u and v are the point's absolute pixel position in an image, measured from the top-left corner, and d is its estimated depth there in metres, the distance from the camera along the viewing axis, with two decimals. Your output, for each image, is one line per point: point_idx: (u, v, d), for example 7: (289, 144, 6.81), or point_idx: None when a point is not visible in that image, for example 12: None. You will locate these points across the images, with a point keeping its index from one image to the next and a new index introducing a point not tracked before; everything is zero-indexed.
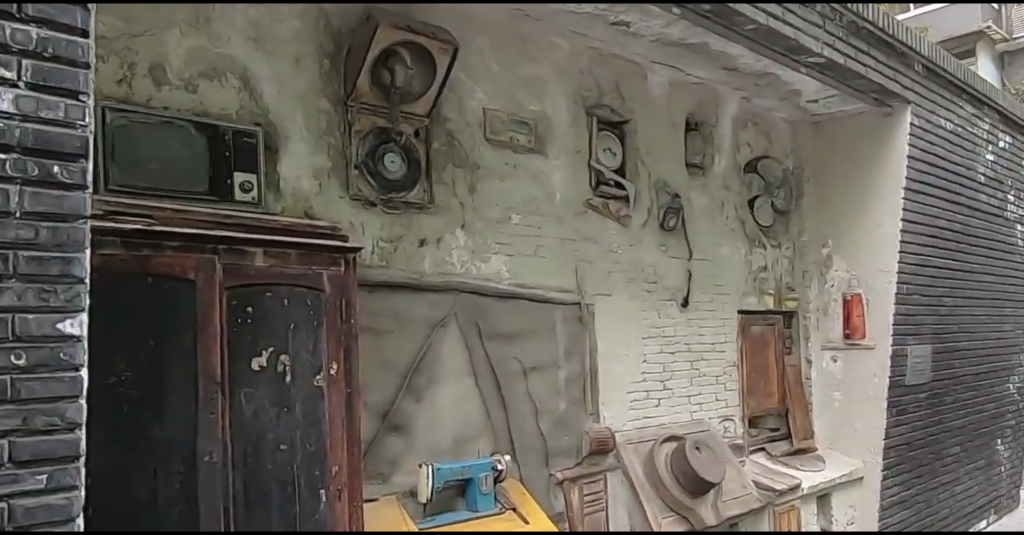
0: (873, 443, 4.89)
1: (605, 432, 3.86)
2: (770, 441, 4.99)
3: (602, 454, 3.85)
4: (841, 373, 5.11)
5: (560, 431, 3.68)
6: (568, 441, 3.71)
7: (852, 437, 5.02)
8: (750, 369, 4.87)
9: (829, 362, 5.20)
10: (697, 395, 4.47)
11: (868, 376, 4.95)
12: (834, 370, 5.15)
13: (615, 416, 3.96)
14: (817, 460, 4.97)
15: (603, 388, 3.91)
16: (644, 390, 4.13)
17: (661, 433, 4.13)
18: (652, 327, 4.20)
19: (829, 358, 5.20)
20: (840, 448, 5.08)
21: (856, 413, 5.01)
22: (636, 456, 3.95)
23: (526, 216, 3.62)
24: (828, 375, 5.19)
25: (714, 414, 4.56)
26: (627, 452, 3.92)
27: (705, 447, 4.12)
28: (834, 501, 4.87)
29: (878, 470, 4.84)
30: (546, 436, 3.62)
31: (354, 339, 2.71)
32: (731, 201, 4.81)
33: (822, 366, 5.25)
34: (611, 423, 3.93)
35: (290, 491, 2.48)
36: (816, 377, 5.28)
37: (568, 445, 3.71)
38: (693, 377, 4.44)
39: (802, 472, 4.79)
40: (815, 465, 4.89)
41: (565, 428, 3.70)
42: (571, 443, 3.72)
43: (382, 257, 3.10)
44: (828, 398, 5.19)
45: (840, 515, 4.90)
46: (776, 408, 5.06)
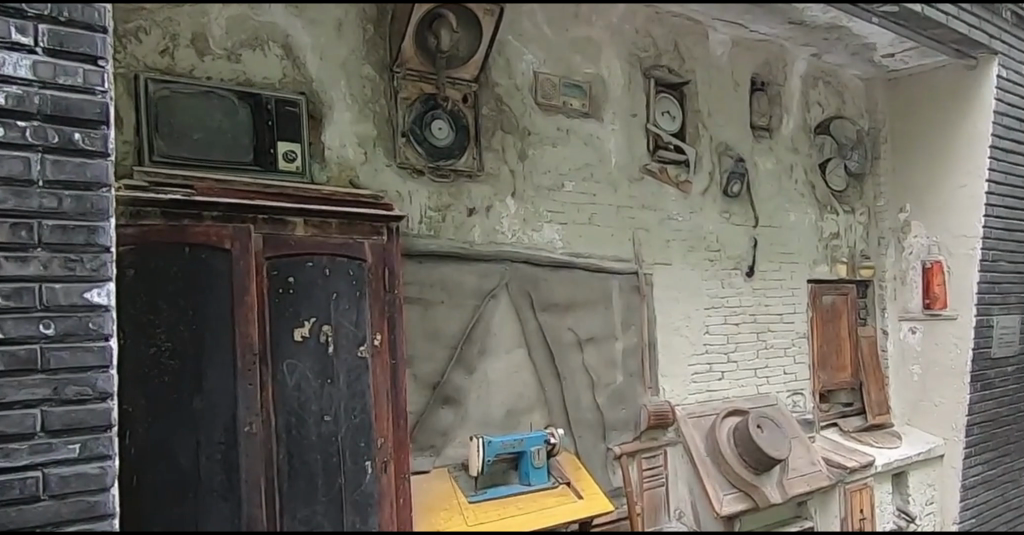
0: (954, 419, 4.65)
1: (666, 406, 3.73)
2: (843, 417, 4.74)
3: (661, 429, 3.74)
4: (920, 346, 4.86)
5: (618, 404, 3.58)
6: (626, 415, 3.61)
7: (932, 412, 4.77)
8: (820, 342, 4.64)
9: (908, 334, 4.94)
10: (763, 368, 4.29)
11: (948, 348, 4.69)
12: (913, 342, 4.90)
13: (676, 390, 3.83)
14: (894, 437, 4.73)
15: (663, 360, 3.79)
16: (707, 363, 3.98)
17: (724, 407, 3.99)
18: (713, 298, 4.03)
19: (908, 328, 4.93)
20: (919, 425, 4.85)
21: (936, 387, 4.75)
22: (698, 430, 3.82)
23: (579, 183, 3.50)
24: (906, 347, 4.94)
25: (782, 388, 4.38)
26: (688, 428, 3.79)
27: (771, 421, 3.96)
28: (911, 481, 4.60)
29: (960, 448, 4.62)
30: (603, 409, 3.53)
31: (398, 310, 2.66)
32: (800, 164, 4.59)
33: (900, 338, 4.99)
34: (671, 398, 3.80)
35: (335, 462, 2.46)
36: (894, 350, 5.02)
37: (626, 418, 3.61)
38: (759, 349, 4.27)
39: (876, 449, 4.57)
40: (891, 442, 4.67)
41: (623, 401, 3.60)
42: (629, 417, 3.62)
43: (431, 227, 3.02)
44: (906, 372, 4.95)
45: (919, 495, 4.63)
46: (851, 383, 4.79)
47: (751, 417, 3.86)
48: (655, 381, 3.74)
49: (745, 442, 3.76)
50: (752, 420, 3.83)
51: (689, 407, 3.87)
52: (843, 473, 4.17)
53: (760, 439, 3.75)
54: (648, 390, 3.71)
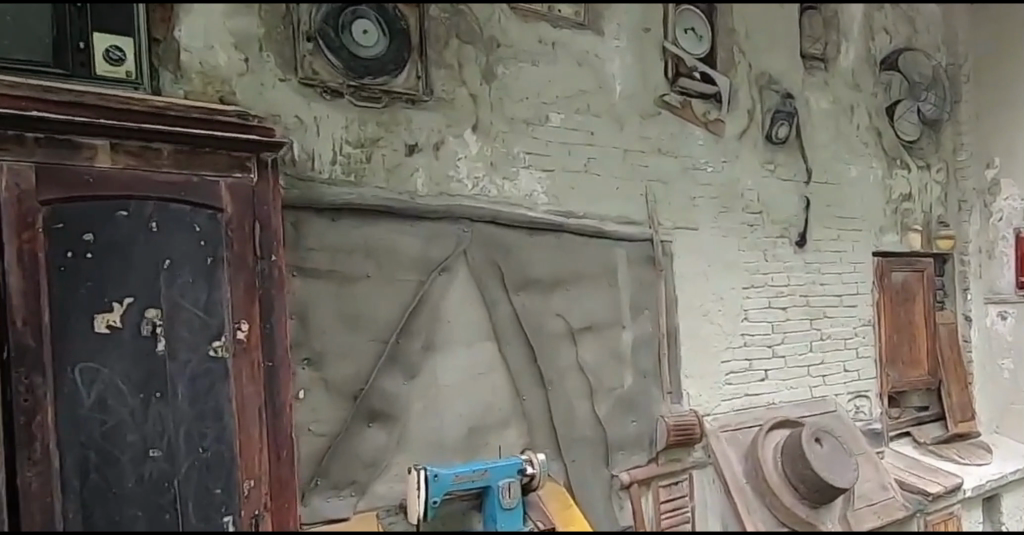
0: None
1: (691, 416, 2.81)
2: (918, 425, 3.80)
3: (685, 447, 2.81)
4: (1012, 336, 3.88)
5: (626, 416, 2.67)
6: (636, 430, 2.69)
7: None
8: (889, 331, 3.69)
9: (997, 321, 3.96)
10: (817, 364, 3.36)
11: None
12: (1004, 331, 3.92)
13: (704, 396, 2.91)
14: (983, 450, 3.74)
15: (686, 357, 2.86)
16: (744, 359, 3.05)
17: (767, 417, 3.05)
18: (753, 275, 3.10)
19: (1001, 312, 3.94)
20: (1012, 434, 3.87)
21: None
22: (733, 447, 2.89)
23: (570, 117, 2.59)
24: (994, 337, 3.96)
25: (841, 390, 3.44)
26: (719, 444, 2.87)
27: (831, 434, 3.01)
28: (1006, 505, 3.62)
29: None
30: (606, 423, 2.61)
31: (277, 285, 1.77)
32: (863, 105, 3.65)
33: (986, 325, 4.00)
34: (698, 406, 2.88)
35: (169, 520, 1.58)
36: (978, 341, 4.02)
37: (637, 434, 2.69)
38: (811, 341, 3.34)
39: (961, 465, 3.60)
40: (981, 456, 3.68)
41: (632, 411, 2.69)
42: (640, 432, 2.70)
43: (350, 170, 2.12)
44: (994, 368, 3.96)
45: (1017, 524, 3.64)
46: (928, 383, 3.81)
47: (804, 429, 2.92)
48: (677, 382, 2.82)
49: (796, 463, 2.82)
50: (807, 433, 2.88)
51: (721, 417, 2.95)
52: (925, 499, 3.22)
53: (819, 458, 2.81)
54: (667, 396, 2.79)
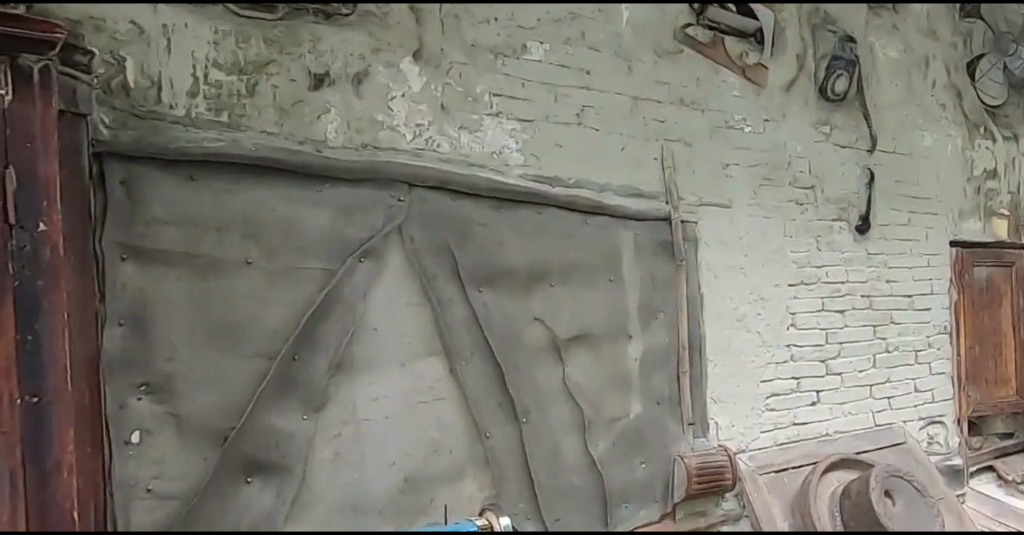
0: None
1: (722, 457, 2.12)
2: (1002, 458, 3.14)
3: (714, 497, 2.12)
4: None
5: (633, 456, 1.99)
6: (645, 475, 2.00)
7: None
8: (969, 341, 2.98)
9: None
10: (881, 383, 2.67)
11: None
12: None
13: (741, 428, 2.27)
14: None
15: (712, 375, 2.21)
16: (783, 375, 2.39)
17: (817, 455, 2.40)
18: (802, 269, 2.43)
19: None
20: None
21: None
22: (778, 494, 2.22)
23: (558, 48, 1.90)
24: None
25: (911, 415, 2.76)
26: (762, 490, 2.19)
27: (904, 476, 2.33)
28: None
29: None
30: (606, 468, 1.92)
31: (51, 272, 1.25)
32: (937, 59, 2.94)
33: None
34: (730, 441, 2.24)
35: None
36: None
37: (649, 480, 2.01)
38: (874, 354, 2.66)
39: None
40: None
41: (643, 449, 2.01)
42: (651, 478, 2.01)
43: (222, 106, 1.44)
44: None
45: None
46: (1016, 405, 3.11)
47: (873, 472, 2.23)
48: (699, 411, 2.16)
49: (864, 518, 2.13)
50: (879, 477, 2.20)
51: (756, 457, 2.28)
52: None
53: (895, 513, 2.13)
54: (686, 428, 2.11)
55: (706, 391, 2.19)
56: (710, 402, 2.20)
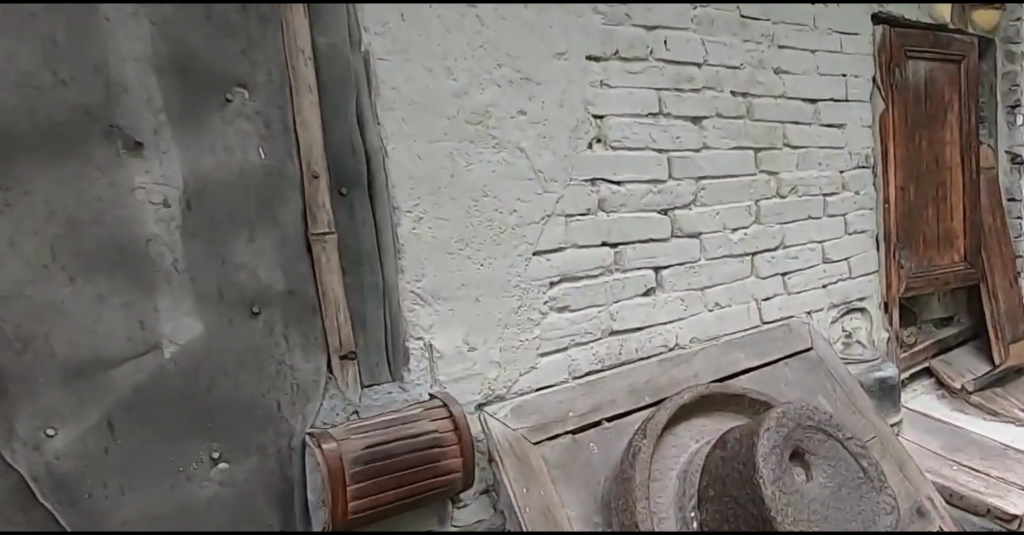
0: None
1: (427, 432, 0.98)
2: (943, 358, 2.16)
3: (429, 493, 0.99)
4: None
5: (183, 441, 0.89)
6: (225, 490, 0.90)
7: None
8: (902, 181, 1.88)
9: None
10: (771, 251, 1.56)
11: None
12: None
13: (497, 354, 1.12)
14: None
15: (413, 242, 1.00)
16: (579, 239, 1.20)
17: (662, 391, 1.28)
18: (615, 29, 1.22)
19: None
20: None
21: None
22: (579, 499, 1.10)
23: None
24: None
25: (819, 302, 1.69)
26: (542, 496, 1.08)
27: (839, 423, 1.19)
28: None
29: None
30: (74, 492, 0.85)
31: None
32: None
33: None
34: (471, 381, 1.09)
35: None
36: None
37: (235, 496, 0.90)
38: (753, 198, 1.49)
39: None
40: None
41: (213, 426, 0.90)
42: (251, 494, 0.91)
43: None
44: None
45: None
46: (964, 278, 2.08)
47: (762, 433, 1.06)
48: (378, 327, 1.01)
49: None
50: (767, 450, 1.04)
51: (532, 412, 1.15)
52: (986, 518, 1.59)
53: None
54: (344, 367, 0.99)
55: (400, 276, 1.00)
56: (408, 304, 1.01)
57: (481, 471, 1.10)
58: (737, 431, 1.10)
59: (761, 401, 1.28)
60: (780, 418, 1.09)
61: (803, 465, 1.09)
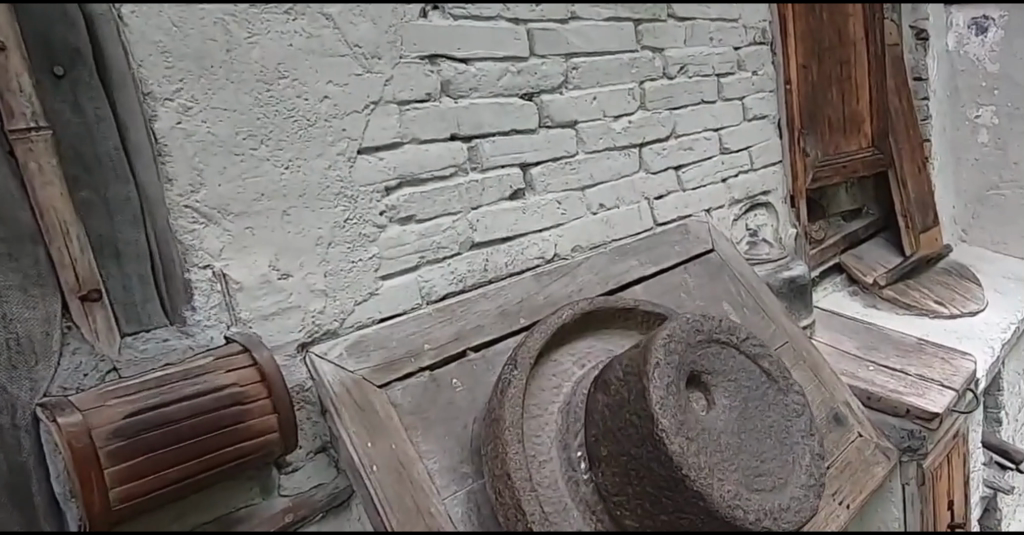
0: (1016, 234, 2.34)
1: (216, 385, 0.75)
2: (854, 252, 2.04)
3: (235, 460, 0.76)
4: (1001, 64, 2.20)
5: None
6: None
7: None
8: (803, 58, 1.71)
9: (972, 38, 2.27)
10: (661, 142, 1.37)
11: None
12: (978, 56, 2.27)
13: (327, 281, 0.89)
14: (963, 286, 2.06)
15: (180, 140, 0.77)
16: (421, 134, 0.98)
17: (540, 313, 1.08)
18: None
19: (996, 13, 2.19)
20: (1000, 244, 2.39)
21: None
22: (440, 450, 0.89)
23: None
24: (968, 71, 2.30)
25: (720, 198, 1.52)
26: (392, 450, 0.86)
27: (723, 320, 0.98)
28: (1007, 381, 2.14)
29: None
30: None
31: None
32: None
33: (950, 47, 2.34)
34: (292, 316, 0.87)
35: None
36: (953, 74, 2.34)
37: None
38: (635, 79, 1.30)
39: (940, 322, 1.88)
40: (971, 304, 1.98)
41: None
42: None
43: None
44: (975, 138, 2.32)
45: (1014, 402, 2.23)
46: (873, 164, 1.94)
47: (653, 376, 0.84)
48: (137, 258, 0.85)
49: (662, 515, 0.84)
50: (661, 392, 0.84)
51: (378, 348, 0.92)
52: (906, 419, 1.50)
53: (722, 498, 0.83)
54: (88, 314, 0.82)
55: (166, 186, 0.77)
56: (184, 223, 0.78)
57: (311, 426, 0.88)
58: (619, 369, 0.89)
59: (655, 313, 1.09)
60: (665, 345, 0.88)
61: (702, 392, 0.91)
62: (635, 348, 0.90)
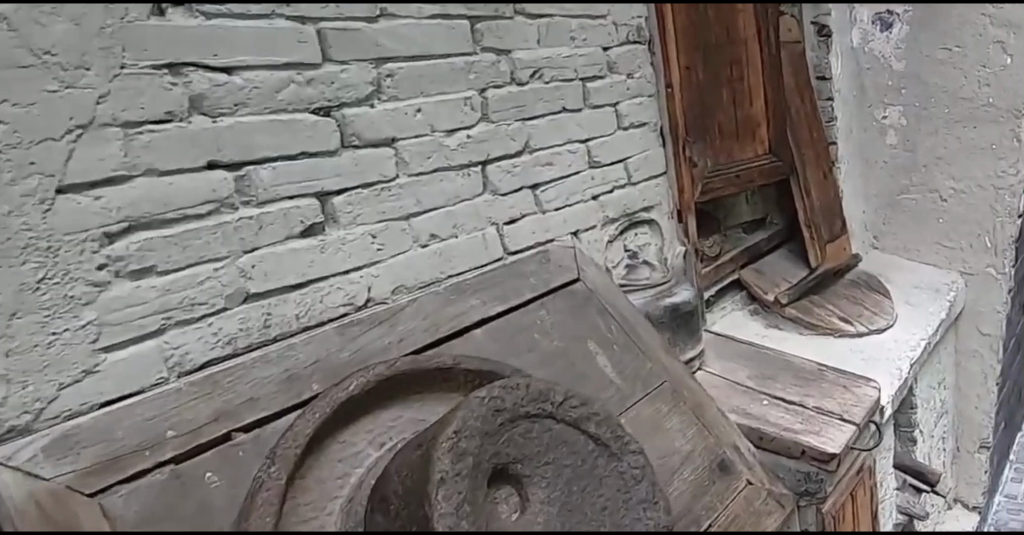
0: (928, 234, 2.28)
1: None
2: (756, 265, 1.89)
3: None
4: (908, 61, 2.14)
5: None
6: None
7: (938, 222, 2.25)
8: (688, 61, 1.56)
9: (877, 35, 2.17)
10: (510, 159, 1.19)
11: (948, 79, 2.09)
12: (883, 54, 2.17)
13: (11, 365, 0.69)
14: (868, 302, 1.94)
15: None
16: (160, 163, 0.78)
17: (338, 375, 0.88)
18: None
19: (900, 8, 2.11)
20: (909, 251, 2.33)
21: (958, 158, 2.15)
22: None
23: None
24: (878, 69, 2.19)
25: (590, 217, 1.35)
26: None
27: (532, 385, 0.79)
28: (919, 399, 2.02)
29: (1003, 291, 2.21)
30: None
31: None
32: None
33: (857, 46, 2.21)
34: None
35: None
36: (859, 73, 2.23)
37: None
38: (472, 86, 1.11)
39: (843, 344, 1.74)
40: (875, 324, 1.85)
41: None
42: None
43: None
44: (883, 139, 2.26)
45: (927, 417, 2.12)
46: (772, 174, 1.80)
47: (436, 502, 0.64)
48: None
49: None
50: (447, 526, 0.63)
51: (93, 443, 0.72)
52: (802, 462, 1.34)
53: None
54: None
55: None
56: None
57: None
58: (396, 485, 0.69)
59: (482, 372, 0.90)
60: (452, 449, 0.68)
61: (512, 486, 0.71)
62: (416, 450, 0.70)
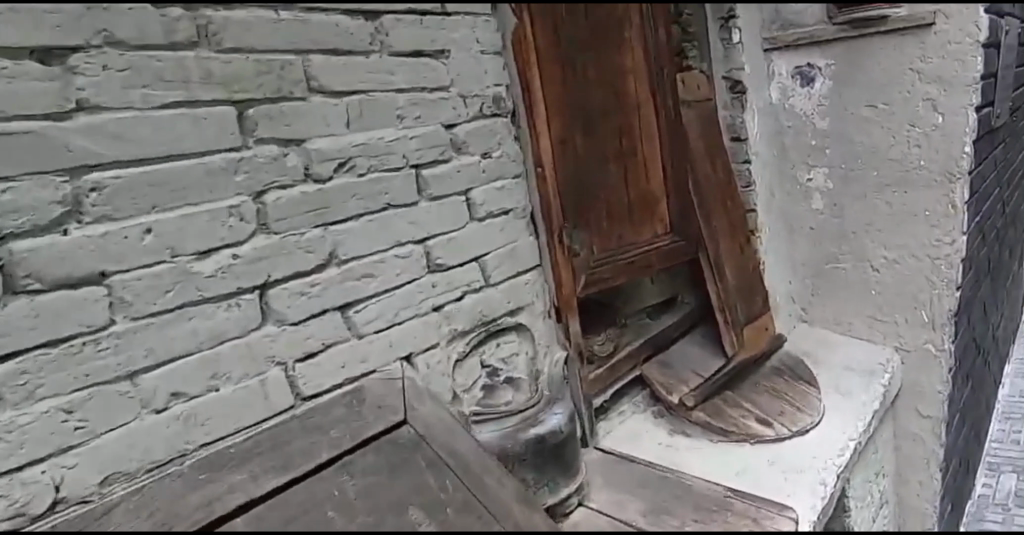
0: (861, 308, 2.05)
1: None
2: (661, 359, 1.66)
3: None
4: (832, 118, 1.93)
5: None
6: None
7: (871, 293, 2.02)
8: (565, 135, 1.33)
9: (798, 89, 1.96)
10: (304, 280, 0.93)
11: (877, 140, 1.88)
12: (806, 110, 1.97)
13: None
14: (792, 395, 1.69)
15: None
16: None
17: None
18: None
19: (822, 61, 1.90)
20: (842, 324, 2.11)
21: (889, 227, 1.93)
22: None
23: None
24: (801, 127, 1.99)
25: (430, 335, 1.09)
26: None
27: None
28: (852, 502, 1.78)
29: (944, 370, 1.98)
30: None
31: None
32: None
33: (778, 101, 2.01)
34: None
35: None
36: (780, 130, 2.02)
37: None
38: (237, 191, 0.85)
39: (760, 453, 1.48)
40: (802, 422, 1.60)
41: None
42: None
43: None
44: (808, 203, 2.05)
45: (864, 517, 1.88)
46: (675, 256, 1.57)
47: None
48: None
49: None
50: None
51: None
52: None
53: None
54: None
55: None
56: None
57: None
58: None
59: None
60: None
61: None
62: None
